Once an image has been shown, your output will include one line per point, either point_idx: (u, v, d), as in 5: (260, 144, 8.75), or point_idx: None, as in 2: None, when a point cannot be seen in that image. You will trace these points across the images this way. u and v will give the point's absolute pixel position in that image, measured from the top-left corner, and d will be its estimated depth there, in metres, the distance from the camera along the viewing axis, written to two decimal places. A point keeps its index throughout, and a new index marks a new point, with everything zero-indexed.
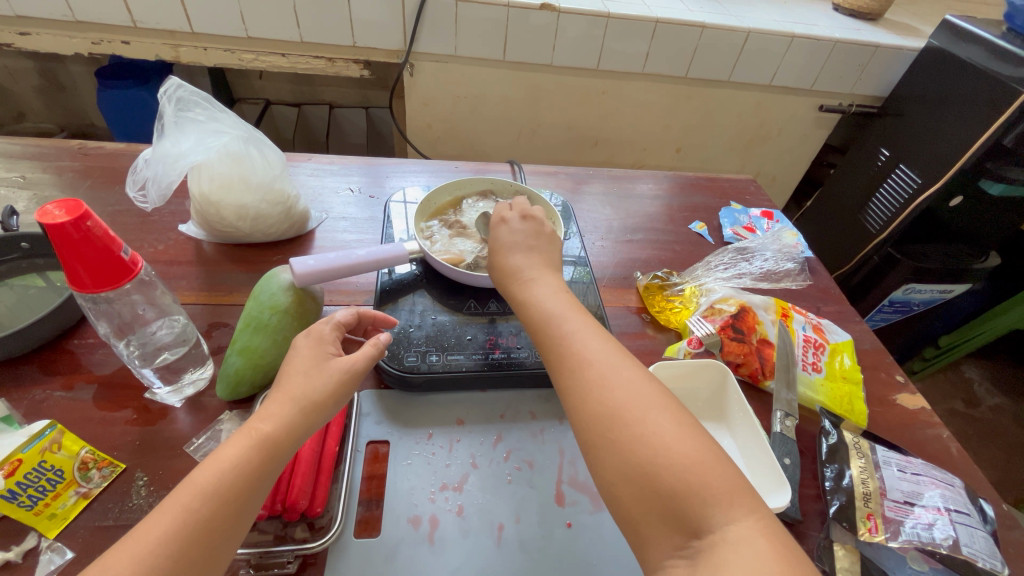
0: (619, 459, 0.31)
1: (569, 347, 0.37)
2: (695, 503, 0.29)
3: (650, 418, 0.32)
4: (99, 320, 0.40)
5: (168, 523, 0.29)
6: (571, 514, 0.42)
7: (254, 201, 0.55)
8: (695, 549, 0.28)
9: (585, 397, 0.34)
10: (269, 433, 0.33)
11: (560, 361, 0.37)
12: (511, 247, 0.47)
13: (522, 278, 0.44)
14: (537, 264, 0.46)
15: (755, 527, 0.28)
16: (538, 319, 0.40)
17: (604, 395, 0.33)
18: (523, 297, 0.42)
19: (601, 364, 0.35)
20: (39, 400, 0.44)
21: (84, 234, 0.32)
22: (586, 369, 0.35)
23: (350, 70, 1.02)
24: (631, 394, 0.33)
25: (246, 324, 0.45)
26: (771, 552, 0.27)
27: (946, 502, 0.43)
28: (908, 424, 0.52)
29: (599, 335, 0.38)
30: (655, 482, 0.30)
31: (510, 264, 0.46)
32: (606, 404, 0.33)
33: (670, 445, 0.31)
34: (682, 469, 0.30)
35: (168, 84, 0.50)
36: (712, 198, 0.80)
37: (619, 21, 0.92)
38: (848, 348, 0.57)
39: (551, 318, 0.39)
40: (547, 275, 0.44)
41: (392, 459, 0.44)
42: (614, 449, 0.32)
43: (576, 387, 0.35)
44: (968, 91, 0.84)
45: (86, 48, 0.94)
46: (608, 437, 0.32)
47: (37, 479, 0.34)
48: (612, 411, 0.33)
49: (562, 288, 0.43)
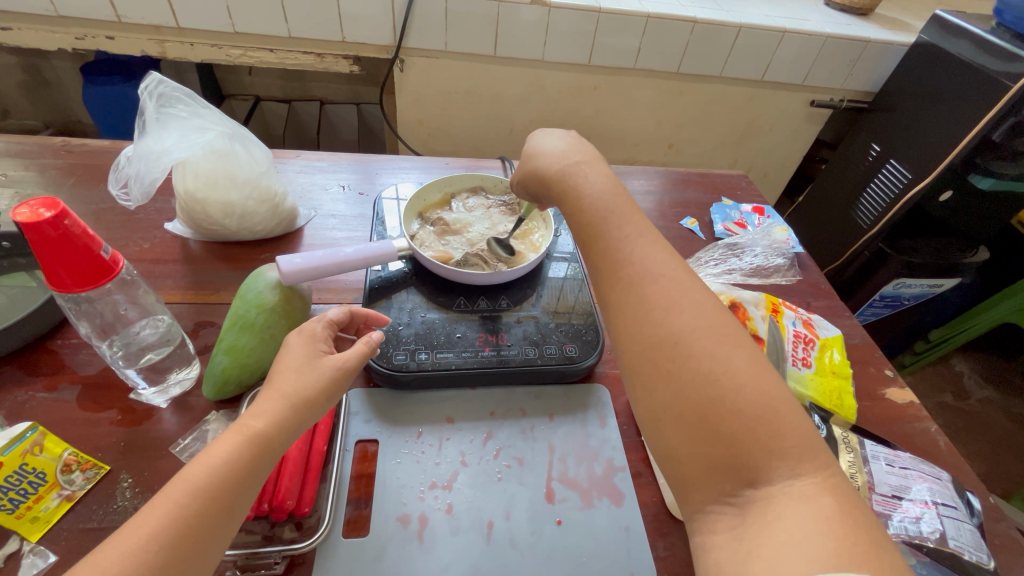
0: (676, 393, 0.32)
1: (630, 257, 0.37)
2: (759, 455, 0.29)
3: (718, 353, 0.32)
4: (80, 320, 0.39)
5: (159, 519, 0.29)
6: (561, 511, 0.42)
7: (241, 198, 0.54)
8: (746, 499, 0.29)
9: (645, 314, 0.35)
10: (259, 430, 0.33)
11: (615, 271, 0.38)
12: (552, 138, 0.49)
13: (570, 163, 0.45)
14: (583, 154, 0.47)
15: (822, 484, 0.28)
16: (590, 227, 0.41)
17: (669, 317, 0.34)
18: (574, 185, 0.44)
19: (664, 282, 0.36)
20: (22, 401, 0.43)
21: (62, 232, 0.32)
22: (647, 284, 0.36)
23: (339, 66, 1.01)
24: (697, 323, 0.33)
25: (231, 322, 0.45)
26: (836, 510, 0.27)
27: (933, 495, 0.43)
28: (896, 417, 0.53)
29: (660, 246, 0.38)
30: (718, 427, 0.30)
31: (557, 152, 0.47)
32: (669, 328, 0.34)
33: (741, 387, 0.30)
34: (752, 416, 0.30)
35: (149, 80, 0.50)
36: (703, 193, 0.80)
37: (610, 16, 0.91)
38: (838, 344, 0.57)
39: (607, 217, 0.40)
40: (594, 163, 0.45)
41: (381, 458, 0.43)
42: (672, 379, 0.32)
43: (635, 304, 0.35)
44: (959, 86, 0.84)
45: (70, 44, 0.92)
46: (667, 365, 0.33)
47: (18, 482, 0.34)
48: (674, 340, 0.33)
49: (610, 176, 0.44)
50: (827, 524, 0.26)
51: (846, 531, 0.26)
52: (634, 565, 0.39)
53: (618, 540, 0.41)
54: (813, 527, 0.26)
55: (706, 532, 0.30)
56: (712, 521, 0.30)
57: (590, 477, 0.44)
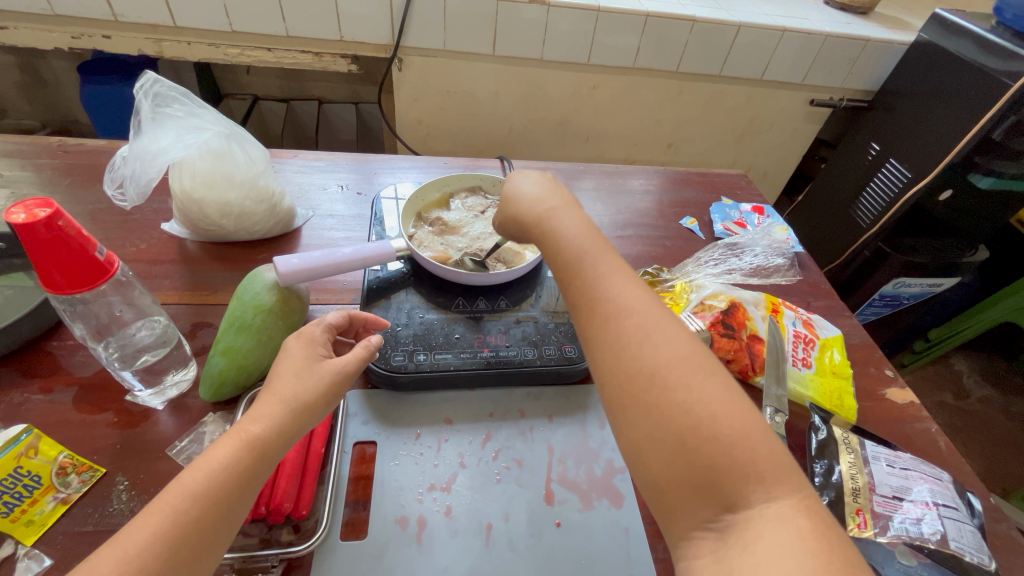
0: (654, 424, 0.31)
1: (605, 294, 0.36)
2: (736, 479, 0.28)
3: (694, 384, 0.31)
4: (75, 322, 0.39)
5: (157, 524, 0.28)
6: (560, 513, 0.42)
7: (238, 198, 0.54)
8: (726, 523, 0.28)
9: (622, 351, 0.33)
10: (258, 434, 0.33)
11: (592, 306, 0.36)
12: (530, 176, 0.47)
13: (546, 205, 0.43)
14: (559, 194, 0.45)
15: (796, 505, 0.28)
16: (565, 262, 0.39)
17: (644, 351, 0.33)
18: (551, 228, 0.41)
19: (640, 315, 0.34)
20: (17, 403, 0.43)
21: (56, 234, 0.31)
22: (624, 319, 0.34)
23: (337, 65, 1.01)
24: (673, 354, 0.32)
25: (229, 324, 0.45)
26: (811, 530, 0.27)
27: (934, 497, 0.43)
28: (897, 418, 0.52)
29: (635, 282, 0.37)
30: (695, 455, 0.29)
31: (532, 192, 0.45)
32: (645, 360, 0.32)
33: (715, 415, 0.30)
34: (728, 442, 0.29)
35: (145, 79, 0.50)
36: (702, 193, 0.80)
37: (609, 15, 0.91)
38: (838, 344, 0.57)
39: (583, 257, 0.39)
40: (571, 205, 0.44)
41: (379, 459, 0.43)
42: (650, 410, 0.31)
43: (611, 342, 0.34)
44: (959, 85, 0.84)
45: (66, 43, 0.92)
46: (645, 398, 0.31)
47: (13, 485, 0.34)
48: (651, 370, 0.32)
49: (585, 219, 0.42)
50: (803, 542, 0.26)
51: (824, 551, 0.26)
52: (634, 566, 0.39)
53: (618, 542, 0.40)
54: (791, 545, 0.26)
55: (689, 558, 0.29)
56: (695, 545, 0.29)
57: (590, 478, 0.44)
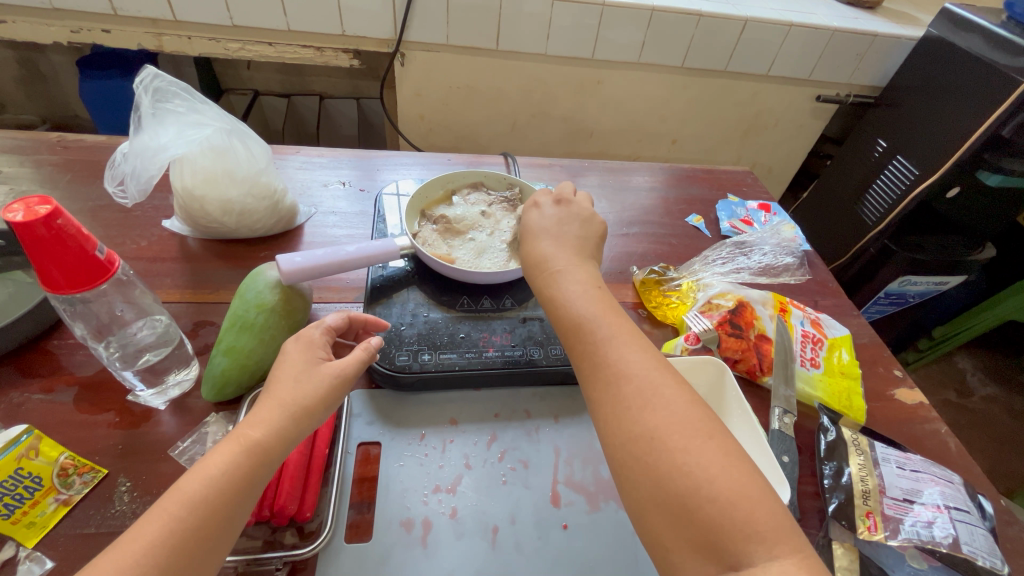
0: (656, 489, 0.30)
1: (605, 360, 0.36)
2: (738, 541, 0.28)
3: (692, 449, 0.31)
4: (75, 321, 0.39)
5: (156, 532, 0.28)
6: (567, 515, 0.41)
7: (240, 195, 0.53)
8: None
9: (622, 414, 0.33)
10: (257, 440, 0.32)
11: (595, 370, 0.36)
12: (540, 233, 0.46)
13: (550, 270, 0.43)
14: (564, 254, 0.44)
15: (799, 564, 0.27)
16: (568, 327, 0.39)
17: (643, 415, 0.32)
18: (552, 295, 0.41)
19: (640, 379, 0.34)
20: (17, 404, 0.42)
21: (55, 232, 0.31)
22: (623, 384, 0.34)
23: (339, 60, 1.00)
24: (672, 418, 0.32)
25: (231, 323, 0.44)
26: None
27: (946, 499, 0.42)
28: (906, 419, 0.52)
29: (637, 345, 0.36)
30: (699, 518, 0.29)
31: (538, 255, 0.45)
32: (644, 425, 0.32)
33: (715, 478, 0.29)
34: (728, 504, 0.29)
35: (145, 74, 0.49)
36: (708, 190, 0.79)
37: (614, 9, 0.90)
38: (847, 343, 0.56)
39: (583, 323, 0.38)
40: (577, 267, 0.43)
41: (384, 460, 0.43)
42: (649, 473, 0.31)
43: (612, 403, 0.34)
44: (966, 82, 0.83)
45: (64, 37, 0.90)
46: (646, 461, 0.31)
47: (13, 487, 0.33)
48: (649, 435, 0.32)
49: (592, 282, 0.42)
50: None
51: None
52: (641, 568, 0.39)
53: (627, 546, 0.40)
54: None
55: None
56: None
57: (596, 480, 0.44)
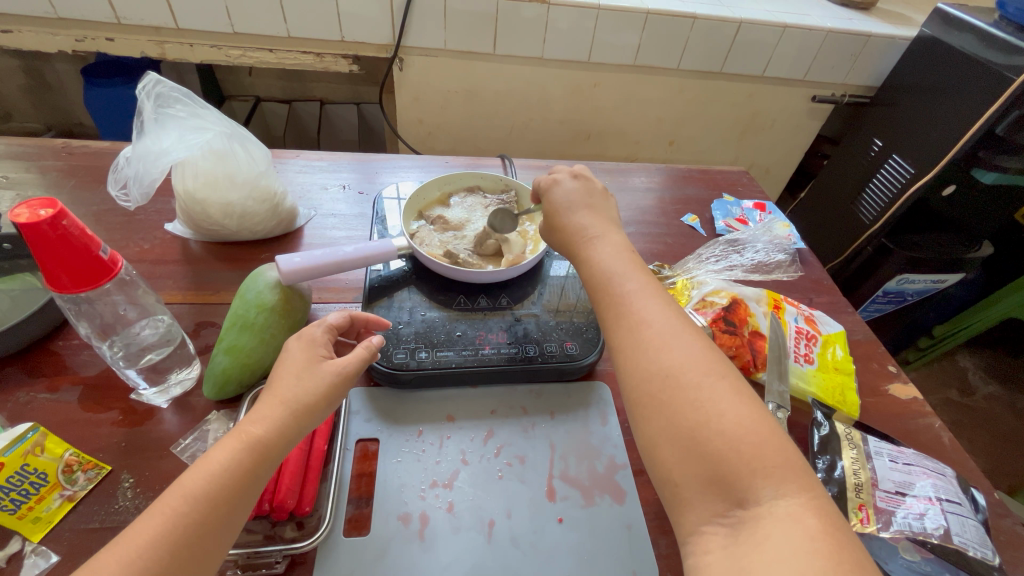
0: (667, 421, 0.33)
1: (631, 308, 0.38)
2: (745, 474, 0.30)
3: (705, 383, 0.33)
4: (80, 320, 0.39)
5: (158, 526, 0.29)
6: (561, 509, 0.42)
7: (240, 198, 0.54)
8: (737, 518, 0.30)
9: (640, 354, 0.36)
10: (259, 436, 0.33)
11: (620, 317, 0.38)
12: (569, 207, 0.48)
13: (586, 236, 0.45)
14: (600, 223, 0.46)
15: (807, 505, 0.29)
16: (601, 277, 0.41)
17: (661, 356, 0.35)
18: (585, 256, 0.44)
19: (659, 326, 0.36)
20: (23, 403, 0.43)
21: (61, 233, 0.32)
22: (643, 330, 0.37)
23: (338, 65, 1.01)
24: (684, 358, 0.34)
25: (232, 323, 0.45)
26: (820, 529, 0.28)
27: (938, 491, 0.43)
28: (900, 413, 0.52)
29: (657, 298, 0.39)
30: (705, 448, 0.31)
31: (573, 224, 0.46)
32: (661, 363, 0.35)
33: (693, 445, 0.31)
34: (721, 439, 0.31)
35: (146, 80, 0.50)
36: (704, 190, 0.80)
37: (610, 13, 0.91)
38: (841, 339, 0.57)
39: (612, 276, 0.41)
40: (610, 233, 0.45)
41: (381, 456, 0.43)
42: (663, 410, 0.33)
43: (632, 346, 0.36)
44: (960, 81, 0.84)
45: (70, 46, 0.92)
46: (659, 398, 0.34)
47: (19, 482, 0.34)
48: (664, 374, 0.34)
49: (624, 247, 0.44)
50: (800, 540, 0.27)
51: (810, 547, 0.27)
52: (635, 560, 0.39)
53: (620, 539, 0.40)
54: (788, 543, 0.27)
55: (700, 552, 0.30)
56: (705, 541, 0.30)
57: (591, 475, 0.44)
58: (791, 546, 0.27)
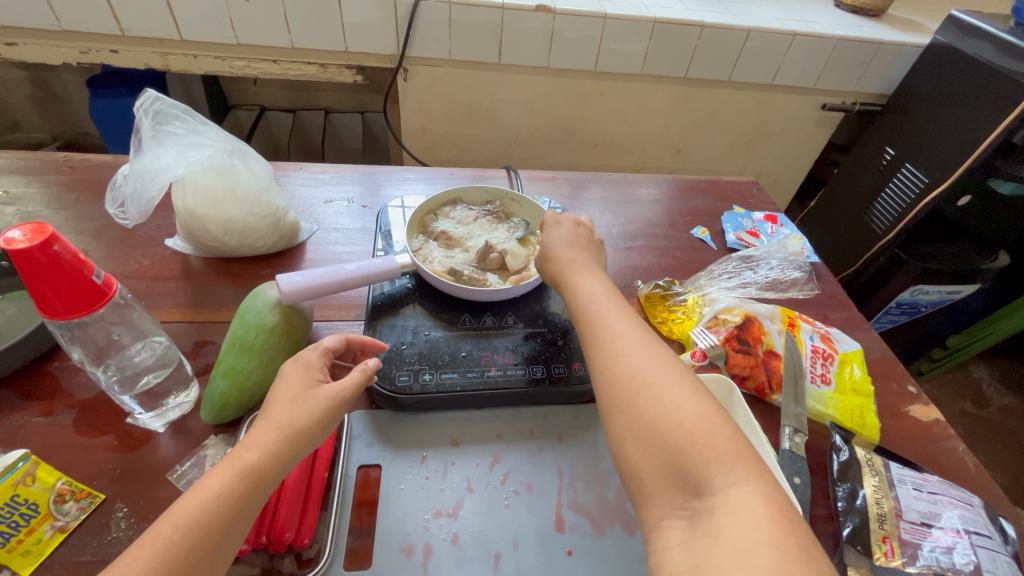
0: (632, 416, 0.34)
1: (603, 322, 0.41)
2: (699, 462, 0.31)
3: (664, 381, 0.35)
4: (73, 345, 0.38)
5: (146, 558, 0.28)
6: (571, 541, 0.40)
7: (241, 214, 0.53)
8: (695, 510, 0.30)
9: (610, 361, 0.38)
10: (252, 463, 0.32)
11: (594, 329, 0.41)
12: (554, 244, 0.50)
13: (565, 264, 0.48)
14: (582, 258, 0.49)
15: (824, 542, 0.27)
16: (580, 298, 0.44)
17: (627, 361, 0.37)
18: (564, 275, 0.47)
19: (627, 336, 0.39)
20: (16, 427, 0.42)
21: (52, 258, 0.31)
22: (613, 340, 0.39)
23: (343, 76, 1.00)
24: None
25: (231, 344, 0.44)
26: (768, 518, 0.28)
27: (965, 523, 0.41)
28: (921, 436, 0.50)
29: (626, 313, 0.41)
30: (664, 441, 0.32)
31: (554, 255, 0.49)
32: (628, 367, 0.37)
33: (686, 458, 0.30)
34: None
35: (145, 98, 0.49)
36: (713, 202, 0.78)
37: (617, 21, 0.90)
38: (858, 358, 0.55)
39: (589, 296, 0.44)
40: (593, 271, 0.47)
41: (383, 485, 0.42)
42: (629, 406, 0.35)
43: (603, 353, 0.39)
44: (974, 89, 0.82)
45: (74, 57, 0.92)
46: (625, 396, 0.35)
47: (9, 514, 0.33)
48: (630, 376, 0.36)
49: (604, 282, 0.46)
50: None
51: None
52: None
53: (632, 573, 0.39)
54: None
55: (661, 549, 0.30)
56: (666, 537, 0.30)
57: (601, 502, 0.42)
58: (750, 534, 0.27)
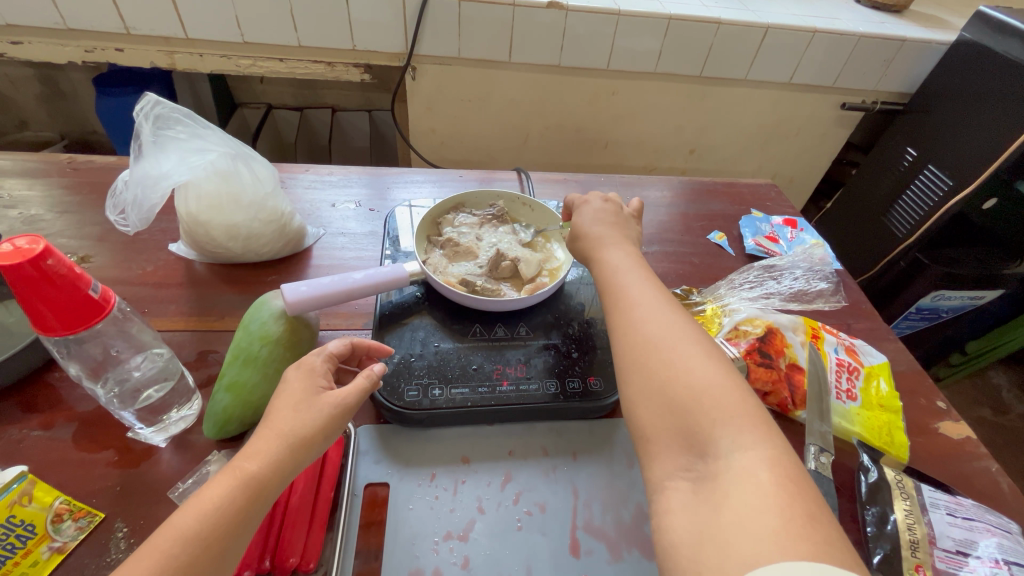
0: (642, 378, 0.34)
1: (626, 291, 0.40)
2: (705, 422, 0.31)
3: (680, 346, 0.35)
4: (70, 362, 0.37)
5: (147, 569, 0.26)
6: (587, 566, 0.38)
7: (246, 220, 0.52)
8: (700, 472, 0.29)
9: (627, 326, 0.38)
10: (254, 473, 0.31)
11: (617, 299, 0.40)
12: (590, 219, 0.50)
13: (601, 240, 0.47)
14: (614, 232, 0.48)
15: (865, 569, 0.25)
16: (607, 269, 0.44)
17: (643, 327, 0.37)
18: (595, 249, 0.47)
19: (649, 304, 0.38)
20: (16, 441, 0.41)
21: (45, 273, 0.29)
22: (634, 308, 0.38)
23: (350, 75, 0.98)
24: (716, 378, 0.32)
25: (234, 356, 0.42)
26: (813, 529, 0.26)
27: (1004, 553, 0.38)
28: (951, 455, 0.48)
29: (653, 285, 0.41)
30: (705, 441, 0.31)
31: (590, 231, 0.48)
32: (645, 332, 0.36)
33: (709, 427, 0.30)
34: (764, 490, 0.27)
35: (144, 103, 0.47)
36: (730, 205, 0.76)
37: (630, 19, 0.87)
38: (885, 372, 0.53)
39: (620, 268, 0.43)
40: (621, 243, 0.47)
41: (392, 504, 0.40)
42: (640, 368, 0.35)
43: (622, 318, 0.38)
44: (1004, 87, 0.79)
45: (80, 57, 0.91)
46: (638, 357, 0.35)
47: (6, 536, 0.31)
48: (646, 340, 0.36)
49: (634, 254, 0.45)
50: None
51: None
52: None
53: None
54: None
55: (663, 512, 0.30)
56: (669, 499, 0.30)
57: (618, 525, 0.41)
58: None
